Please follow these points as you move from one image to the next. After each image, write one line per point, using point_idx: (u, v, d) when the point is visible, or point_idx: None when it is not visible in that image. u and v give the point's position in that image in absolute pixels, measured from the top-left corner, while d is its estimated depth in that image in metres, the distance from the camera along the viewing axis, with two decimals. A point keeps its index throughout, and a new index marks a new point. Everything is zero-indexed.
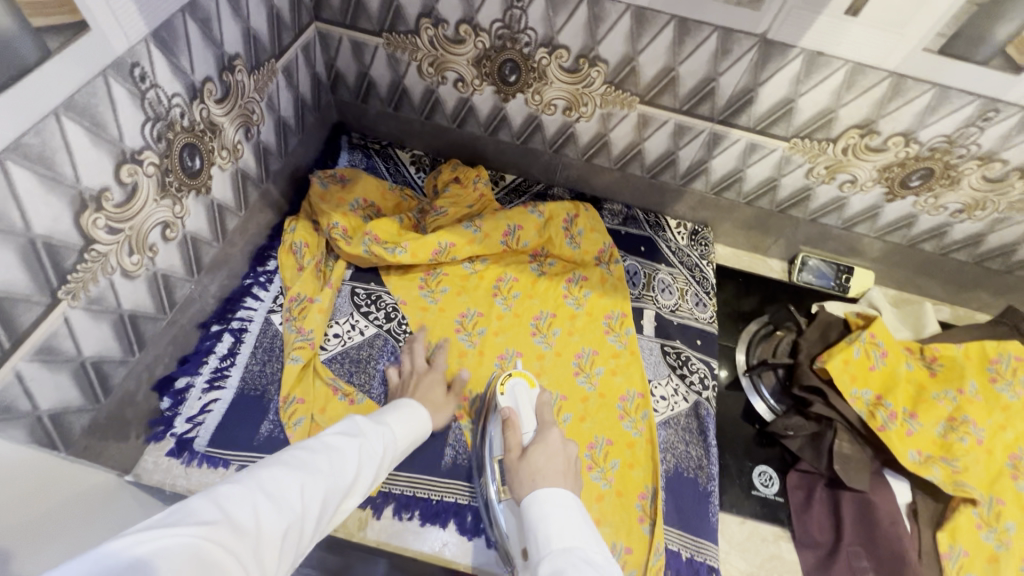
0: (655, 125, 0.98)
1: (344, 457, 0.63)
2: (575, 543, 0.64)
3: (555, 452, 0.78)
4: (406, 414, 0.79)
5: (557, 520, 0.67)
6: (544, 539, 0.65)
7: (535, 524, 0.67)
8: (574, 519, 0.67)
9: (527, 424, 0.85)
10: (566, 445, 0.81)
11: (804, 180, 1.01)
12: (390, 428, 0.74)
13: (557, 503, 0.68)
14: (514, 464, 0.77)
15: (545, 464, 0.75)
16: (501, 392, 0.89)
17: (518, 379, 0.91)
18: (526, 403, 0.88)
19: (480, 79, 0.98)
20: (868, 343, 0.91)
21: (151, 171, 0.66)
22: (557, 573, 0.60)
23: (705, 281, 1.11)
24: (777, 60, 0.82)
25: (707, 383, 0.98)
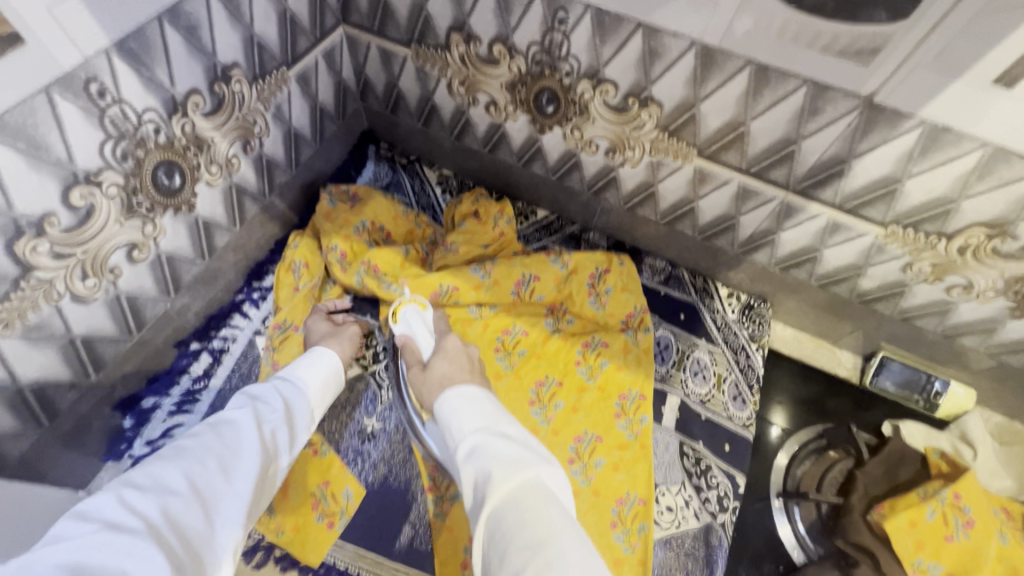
0: (713, 183, 0.80)
1: (236, 426, 0.58)
2: (485, 423, 0.55)
3: (455, 354, 0.70)
4: (312, 361, 0.73)
5: (464, 411, 0.57)
6: (455, 430, 0.56)
7: (446, 422, 0.57)
8: (482, 404, 0.58)
9: (423, 341, 0.75)
10: (466, 346, 0.73)
11: (899, 274, 0.80)
12: (296, 381, 0.69)
13: (465, 395, 0.58)
14: (418, 378, 0.70)
15: (446, 368, 0.67)
16: (394, 322, 0.79)
17: (411, 303, 0.80)
18: (422, 324, 0.78)
19: (514, 105, 0.85)
20: (948, 505, 0.70)
21: (112, 192, 0.60)
22: (472, 455, 0.51)
23: (750, 370, 0.93)
24: (883, 130, 0.63)
25: (727, 504, 0.81)
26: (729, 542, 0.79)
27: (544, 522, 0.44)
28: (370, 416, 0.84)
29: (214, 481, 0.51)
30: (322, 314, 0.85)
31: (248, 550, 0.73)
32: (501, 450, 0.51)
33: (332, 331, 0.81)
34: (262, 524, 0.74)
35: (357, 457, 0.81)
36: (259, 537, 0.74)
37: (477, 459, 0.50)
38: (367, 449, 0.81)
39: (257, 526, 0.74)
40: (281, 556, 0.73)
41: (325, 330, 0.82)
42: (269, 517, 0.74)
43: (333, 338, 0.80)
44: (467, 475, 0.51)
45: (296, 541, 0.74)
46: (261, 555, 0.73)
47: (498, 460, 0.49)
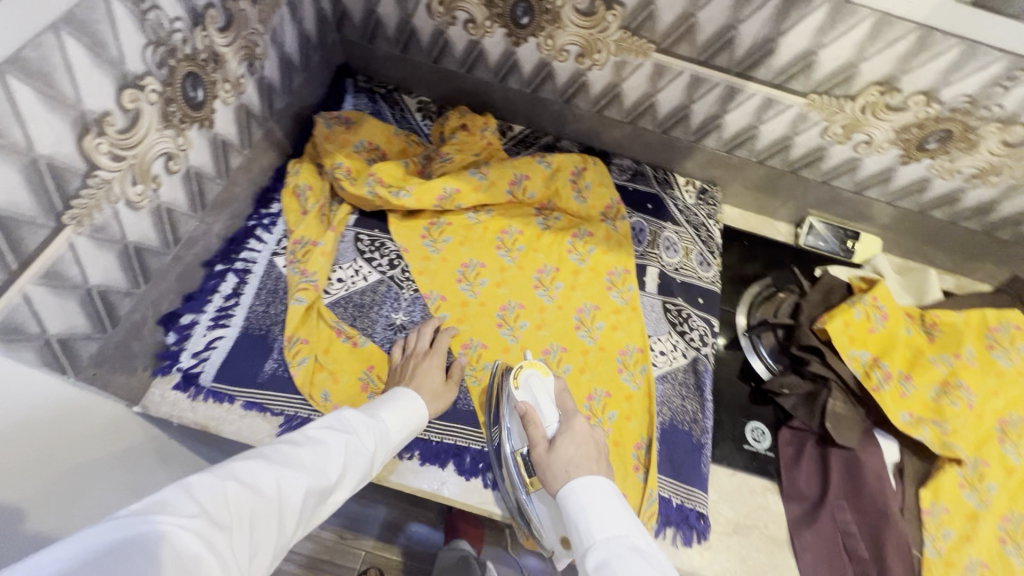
0: (669, 76, 0.95)
1: (329, 450, 0.61)
2: (618, 532, 0.61)
3: (583, 439, 0.73)
4: (402, 407, 0.75)
5: (594, 508, 0.64)
6: (583, 529, 0.62)
7: (573, 515, 0.64)
8: (612, 503, 0.64)
9: (549, 417, 0.77)
10: (592, 429, 0.76)
11: (818, 139, 0.99)
12: (386, 422, 0.71)
13: (597, 491, 0.65)
14: (542, 459, 0.72)
15: (575, 453, 0.71)
16: (518, 387, 0.81)
17: (532, 368, 0.83)
18: (545, 395, 0.80)
19: (491, 20, 0.95)
20: (869, 306, 0.91)
21: (153, 98, 0.65)
22: (603, 566, 0.58)
23: (710, 241, 1.10)
24: (801, 8, 0.79)
25: (706, 339, 0.99)
26: (711, 368, 0.98)
27: None
28: (397, 312, 0.94)
29: (296, 489, 0.55)
30: (439, 363, 0.85)
31: None
32: (632, 568, 0.56)
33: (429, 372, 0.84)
34: (322, 407, 0.83)
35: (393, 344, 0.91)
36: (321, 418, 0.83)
37: (608, 574, 0.56)
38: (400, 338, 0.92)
39: (318, 409, 0.82)
40: None
41: (442, 389, 0.83)
42: (326, 401, 0.83)
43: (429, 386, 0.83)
44: None
45: None
46: None
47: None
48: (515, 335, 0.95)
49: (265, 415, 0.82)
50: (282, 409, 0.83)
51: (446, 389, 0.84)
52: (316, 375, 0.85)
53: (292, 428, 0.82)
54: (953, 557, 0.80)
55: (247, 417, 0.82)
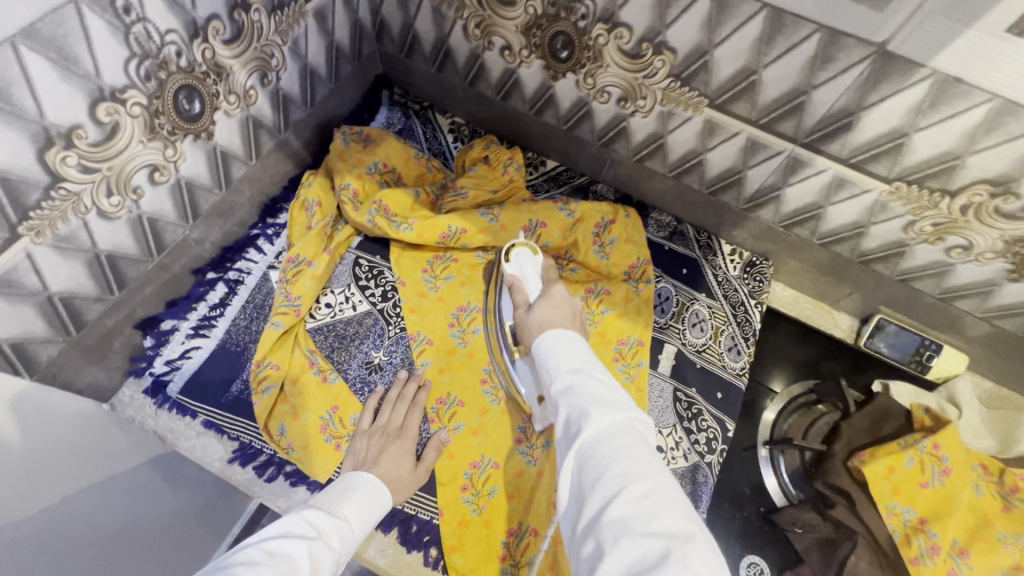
0: (722, 135, 0.81)
1: (292, 562, 0.54)
2: (581, 363, 0.56)
3: (560, 303, 0.71)
4: (362, 496, 0.69)
5: (564, 349, 0.58)
6: (551, 366, 0.57)
7: (541, 359, 0.59)
8: (581, 348, 0.58)
9: (532, 285, 0.77)
10: (572, 296, 0.74)
11: (899, 234, 0.81)
12: (347, 518, 0.65)
13: (566, 336, 0.60)
14: (522, 318, 0.73)
15: (550, 313, 0.69)
16: (507, 262, 0.82)
17: (523, 247, 0.83)
18: (533, 270, 0.80)
19: (528, 50, 0.86)
20: (927, 454, 0.73)
21: (135, 111, 0.62)
22: (567, 390, 0.53)
23: (747, 324, 0.95)
24: (894, 80, 0.63)
25: (714, 446, 0.85)
26: (713, 481, 0.84)
27: (637, 459, 0.44)
28: (377, 349, 0.88)
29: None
30: (410, 447, 0.77)
31: (260, 465, 0.79)
32: (594, 392, 0.51)
33: (396, 435, 0.78)
34: (276, 442, 0.79)
35: (364, 385, 0.85)
36: (273, 453, 0.80)
37: (571, 397, 0.51)
38: (373, 379, 0.85)
39: (271, 443, 0.79)
40: (291, 471, 0.79)
41: (410, 477, 0.75)
42: (281, 436, 0.80)
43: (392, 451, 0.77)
44: (562, 408, 0.52)
45: (305, 458, 0.78)
46: (272, 469, 0.79)
47: (593, 400, 0.50)
48: (497, 397, 0.86)
49: (222, 438, 0.80)
50: (237, 434, 0.80)
51: (415, 478, 0.76)
52: (279, 405, 0.81)
53: (243, 456, 0.79)
54: None
55: (203, 436, 0.80)
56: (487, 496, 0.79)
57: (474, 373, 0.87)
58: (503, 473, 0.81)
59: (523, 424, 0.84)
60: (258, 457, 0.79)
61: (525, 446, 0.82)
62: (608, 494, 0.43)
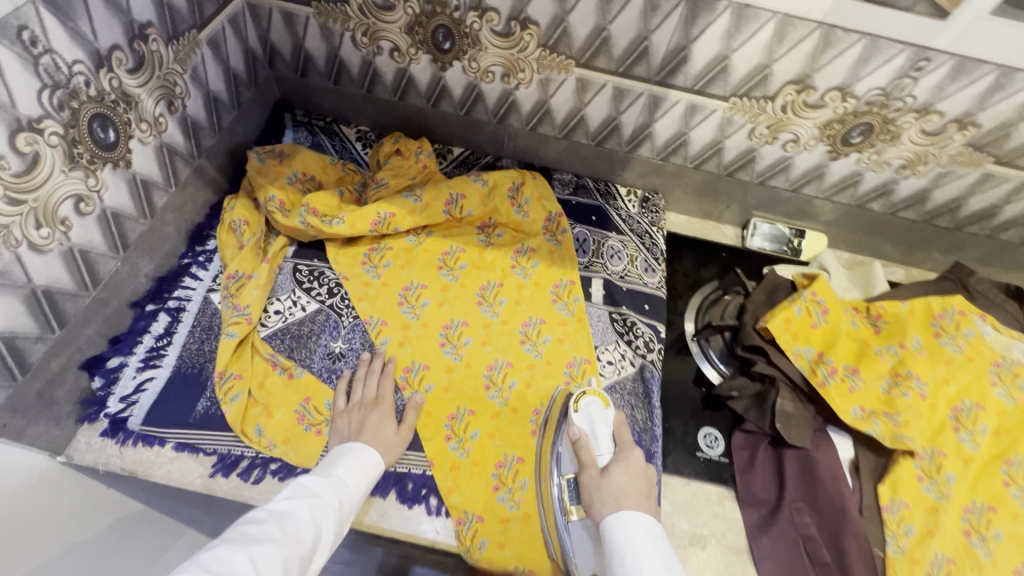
0: (594, 89, 0.96)
1: (294, 521, 0.60)
2: (664, 569, 0.56)
3: (636, 471, 0.69)
4: (354, 460, 0.74)
5: (643, 546, 0.59)
6: (628, 561, 0.57)
7: (617, 547, 0.59)
8: (661, 546, 0.59)
9: (603, 447, 0.75)
10: (648, 468, 0.71)
11: (747, 141, 1.00)
12: (342, 478, 0.70)
13: (645, 527, 0.60)
14: (593, 482, 0.69)
15: (626, 484, 0.67)
16: (575, 411, 0.80)
17: (594, 398, 0.81)
18: (605, 428, 0.77)
19: (415, 47, 0.97)
20: (810, 301, 0.91)
21: (53, 140, 0.65)
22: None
23: (655, 248, 1.10)
24: (706, 15, 0.81)
25: (652, 345, 0.98)
26: (659, 375, 0.96)
27: None
28: (336, 339, 0.92)
29: (275, 564, 0.54)
30: (390, 413, 0.83)
31: (245, 470, 0.79)
32: None
33: (373, 404, 0.83)
34: (255, 443, 0.80)
35: (331, 374, 0.88)
36: (255, 456, 0.80)
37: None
38: (339, 367, 0.89)
39: (251, 445, 0.80)
40: (278, 469, 0.80)
41: (396, 439, 0.80)
42: (260, 436, 0.81)
43: (374, 409, 0.82)
44: None
45: (289, 450, 0.81)
46: (258, 471, 0.79)
47: None
48: (459, 354, 0.93)
49: (198, 456, 0.80)
50: (214, 447, 0.80)
51: (401, 439, 0.81)
52: (250, 410, 0.83)
53: (225, 466, 0.79)
54: (958, 498, 0.80)
55: (178, 459, 0.79)
56: (471, 440, 0.85)
57: (427, 335, 0.95)
58: (480, 417, 0.88)
59: (488, 372, 0.92)
60: (239, 464, 0.80)
61: (495, 390, 0.91)
62: None
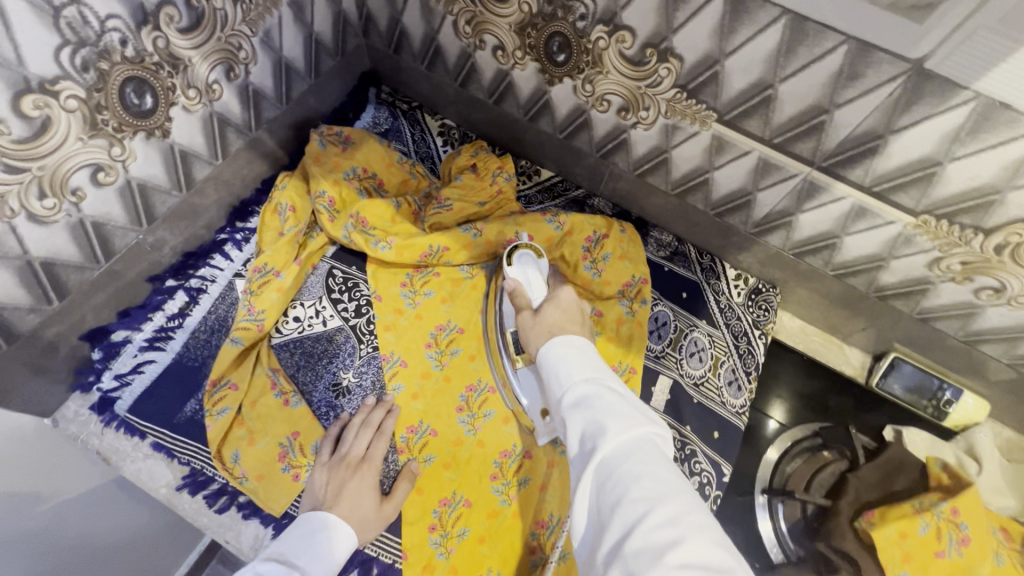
0: (732, 152, 0.74)
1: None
2: (596, 373, 0.51)
3: (569, 306, 0.67)
4: (319, 545, 0.62)
5: (574, 357, 0.53)
6: (561, 376, 0.52)
7: (550, 371, 0.54)
8: (591, 358, 0.54)
9: (535, 291, 0.73)
10: (579, 299, 0.69)
11: (924, 270, 0.73)
12: (306, 571, 0.59)
13: (577, 344, 0.55)
14: (527, 322, 0.66)
15: (559, 316, 0.64)
16: (509, 265, 0.76)
17: (527, 249, 0.78)
18: (536, 276, 0.76)
19: (523, 51, 0.78)
20: (944, 520, 0.66)
21: (70, 105, 0.56)
22: (580, 402, 0.47)
23: (750, 357, 0.88)
24: (929, 103, 0.55)
25: (707, 492, 0.77)
26: None
27: (662, 479, 0.40)
28: (347, 370, 0.81)
29: None
30: (374, 482, 0.71)
31: (213, 493, 0.73)
32: (612, 403, 0.46)
33: (356, 468, 0.71)
34: (228, 471, 0.72)
35: (330, 410, 0.78)
36: (226, 482, 0.73)
37: (587, 409, 0.46)
38: (340, 403, 0.79)
39: (223, 472, 0.72)
40: (244, 503, 0.73)
41: (374, 516, 0.69)
42: (235, 463, 0.73)
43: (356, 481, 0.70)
44: (576, 420, 0.46)
45: (260, 489, 0.72)
46: (225, 499, 0.73)
47: (611, 413, 0.45)
48: (474, 427, 0.80)
49: (171, 462, 0.74)
50: (188, 459, 0.74)
51: (381, 518, 0.69)
52: (234, 430, 0.74)
53: (193, 484, 0.73)
54: None
55: (151, 459, 0.74)
56: (458, 538, 0.73)
57: (445, 392, 0.82)
58: (476, 513, 0.75)
59: (501, 458, 0.78)
60: (209, 486, 0.73)
61: (501, 483, 0.77)
62: (629, 516, 0.38)
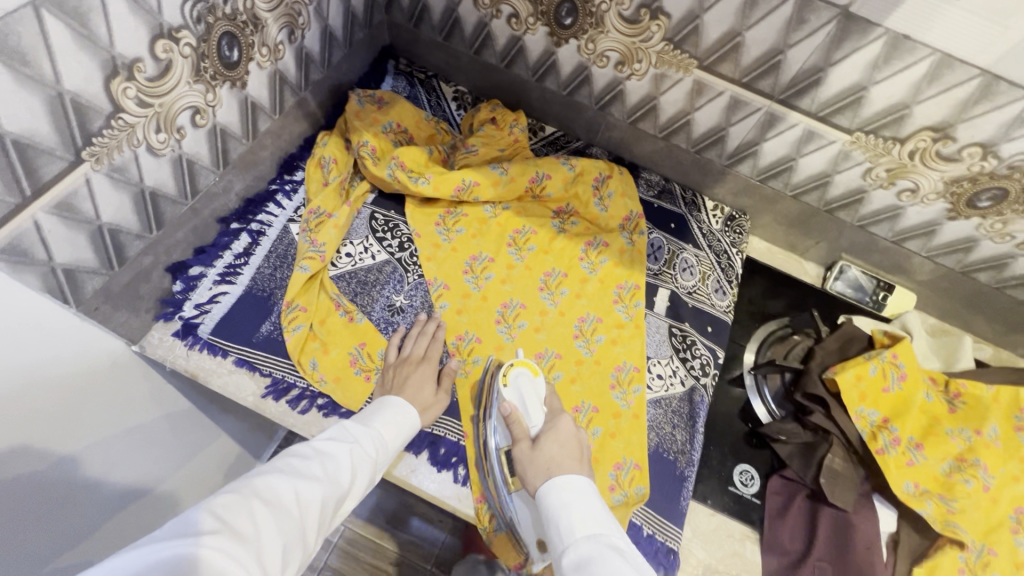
0: (709, 94, 0.92)
1: (336, 461, 0.64)
2: (596, 529, 0.59)
3: (566, 440, 0.73)
4: (394, 416, 0.75)
5: (575, 505, 0.62)
6: (564, 531, 0.60)
7: (554, 516, 0.62)
8: (593, 505, 0.62)
9: (533, 418, 0.79)
10: (577, 430, 0.77)
11: (859, 181, 0.93)
12: (381, 431, 0.72)
13: (578, 489, 0.64)
14: (524, 454, 0.73)
15: (558, 452, 0.71)
16: (506, 385, 0.83)
17: (522, 368, 0.85)
18: (532, 396, 0.82)
19: (535, 17, 0.94)
20: (887, 363, 0.85)
21: (186, 52, 0.67)
22: (582, 565, 0.55)
23: (730, 269, 1.06)
24: (855, 39, 0.75)
25: (707, 370, 0.95)
26: (708, 400, 0.93)
27: None
28: (398, 293, 0.94)
29: (314, 499, 0.59)
30: (431, 374, 0.84)
31: (295, 397, 0.83)
32: (612, 566, 0.53)
33: (417, 363, 0.84)
34: (308, 375, 0.84)
35: (388, 325, 0.91)
36: (306, 387, 0.84)
37: (586, 572, 0.53)
38: (396, 320, 0.91)
39: (304, 376, 0.84)
40: (324, 404, 0.83)
41: (433, 400, 0.82)
42: (313, 369, 0.84)
43: (420, 372, 0.83)
44: None
45: (337, 389, 0.83)
46: (305, 402, 0.83)
47: None
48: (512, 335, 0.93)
49: (254, 375, 0.84)
50: (270, 370, 0.84)
51: (438, 402, 0.82)
52: (309, 343, 0.86)
53: (276, 391, 0.83)
54: None
55: (236, 373, 0.84)
56: None
57: (482, 306, 0.95)
58: None
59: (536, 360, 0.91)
60: (291, 391, 0.83)
61: None
62: None
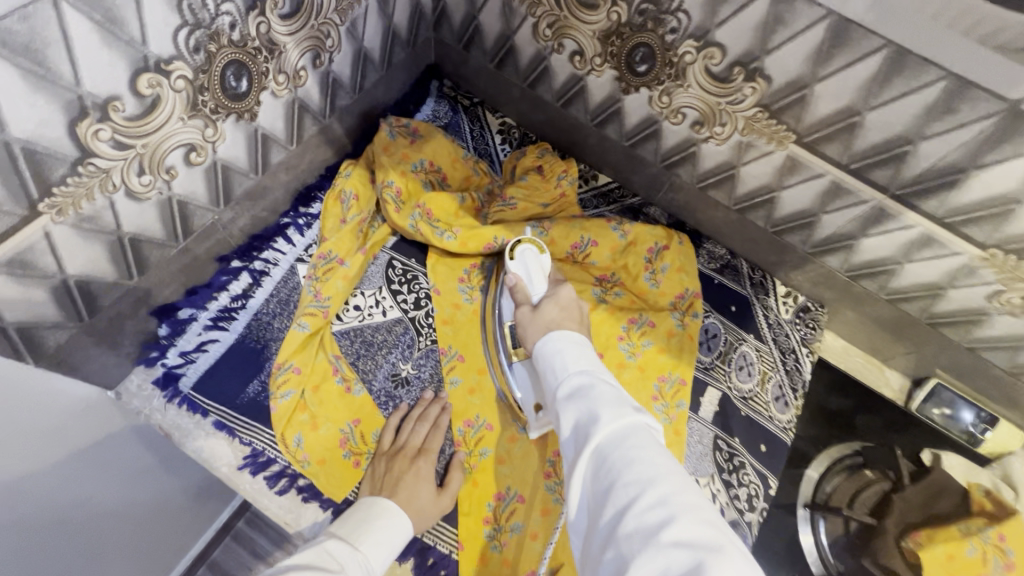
0: (804, 174, 0.75)
1: None
2: (589, 364, 0.54)
3: (568, 303, 0.68)
4: (380, 533, 0.64)
5: (569, 349, 0.57)
6: (557, 368, 0.55)
7: (546, 363, 0.57)
8: (587, 350, 0.57)
9: (536, 285, 0.74)
10: (580, 298, 0.71)
11: (982, 301, 0.75)
12: (365, 554, 0.60)
13: (569, 337, 0.58)
14: (526, 318, 0.68)
15: (558, 314, 0.66)
16: (512, 258, 0.78)
17: (529, 244, 0.79)
18: (539, 268, 0.76)
19: (602, 58, 0.79)
20: (991, 545, 0.73)
21: (179, 86, 0.56)
22: (574, 390, 0.51)
23: (796, 374, 0.89)
24: (1019, 143, 0.57)
25: (755, 503, 0.79)
26: (751, 540, 0.78)
27: (654, 462, 0.41)
28: (405, 361, 0.82)
29: None
30: (428, 474, 0.72)
31: (274, 475, 0.74)
32: (606, 391, 0.49)
33: (412, 459, 0.73)
34: (291, 453, 0.73)
35: (389, 400, 0.79)
36: (287, 464, 0.74)
37: (580, 396, 0.49)
38: (399, 394, 0.80)
39: (286, 454, 0.73)
40: (304, 487, 0.73)
41: (432, 507, 0.70)
42: (297, 447, 0.74)
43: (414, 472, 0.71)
44: (568, 409, 0.49)
45: (321, 473, 0.73)
46: (285, 481, 0.74)
47: (605, 400, 0.47)
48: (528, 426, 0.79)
49: (232, 442, 0.74)
50: (250, 439, 0.74)
51: (437, 508, 0.70)
52: (297, 414, 0.75)
53: (254, 464, 0.74)
54: None
55: (213, 438, 0.74)
56: (510, 533, 0.74)
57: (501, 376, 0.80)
58: (529, 509, 0.75)
59: (553, 458, 0.77)
60: (270, 467, 0.74)
61: (553, 482, 0.76)
62: (620, 501, 0.40)
